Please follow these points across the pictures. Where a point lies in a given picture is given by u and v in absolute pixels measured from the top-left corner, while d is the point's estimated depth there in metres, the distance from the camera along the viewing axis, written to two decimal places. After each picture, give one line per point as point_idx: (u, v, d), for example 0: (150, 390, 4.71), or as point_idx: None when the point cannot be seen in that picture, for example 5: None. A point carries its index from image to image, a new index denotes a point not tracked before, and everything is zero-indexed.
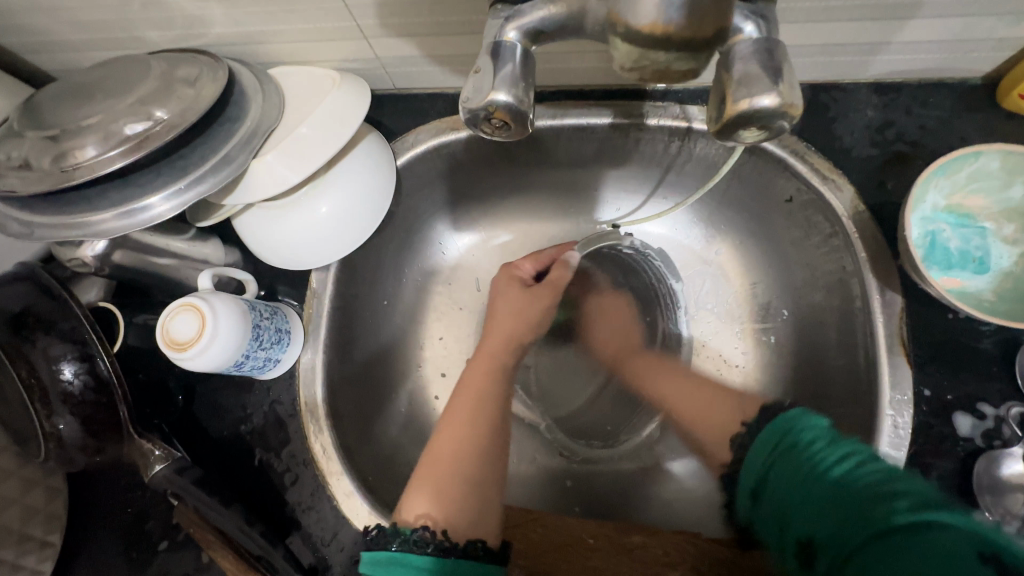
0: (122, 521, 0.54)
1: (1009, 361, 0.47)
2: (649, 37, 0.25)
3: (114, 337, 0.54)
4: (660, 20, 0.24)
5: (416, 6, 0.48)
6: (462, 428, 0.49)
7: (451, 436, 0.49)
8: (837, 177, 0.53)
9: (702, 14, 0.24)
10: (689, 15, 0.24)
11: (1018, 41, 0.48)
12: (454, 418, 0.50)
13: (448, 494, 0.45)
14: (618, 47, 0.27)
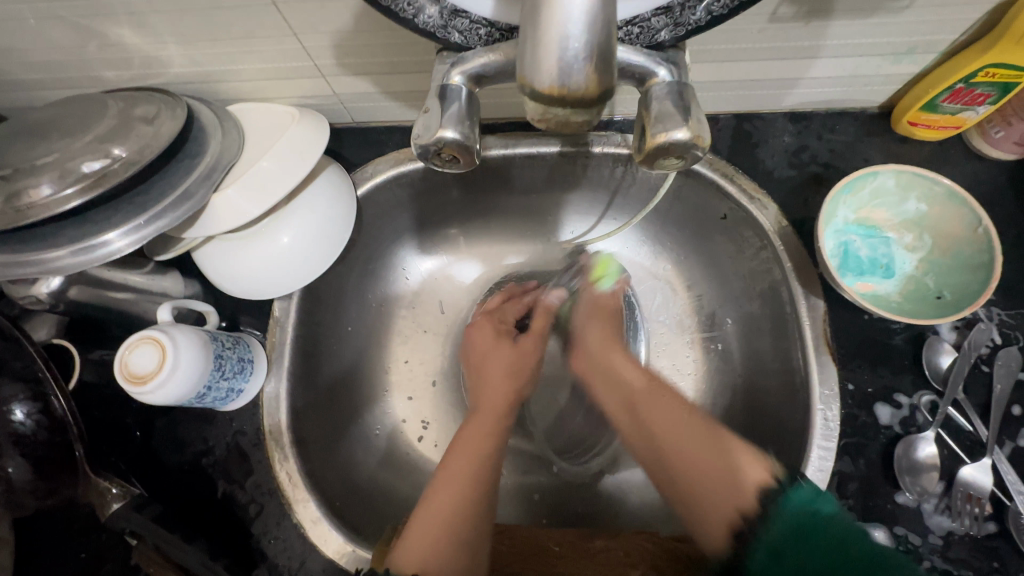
0: (73, 568, 0.52)
1: (918, 354, 0.52)
2: (549, 97, 0.28)
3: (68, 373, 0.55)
4: (557, 84, 0.27)
5: (370, 48, 0.52)
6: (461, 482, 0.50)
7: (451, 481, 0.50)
8: (762, 196, 0.59)
9: (591, 76, 0.27)
10: (580, 77, 0.27)
11: (902, 76, 0.55)
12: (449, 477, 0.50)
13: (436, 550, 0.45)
14: (528, 101, 0.30)
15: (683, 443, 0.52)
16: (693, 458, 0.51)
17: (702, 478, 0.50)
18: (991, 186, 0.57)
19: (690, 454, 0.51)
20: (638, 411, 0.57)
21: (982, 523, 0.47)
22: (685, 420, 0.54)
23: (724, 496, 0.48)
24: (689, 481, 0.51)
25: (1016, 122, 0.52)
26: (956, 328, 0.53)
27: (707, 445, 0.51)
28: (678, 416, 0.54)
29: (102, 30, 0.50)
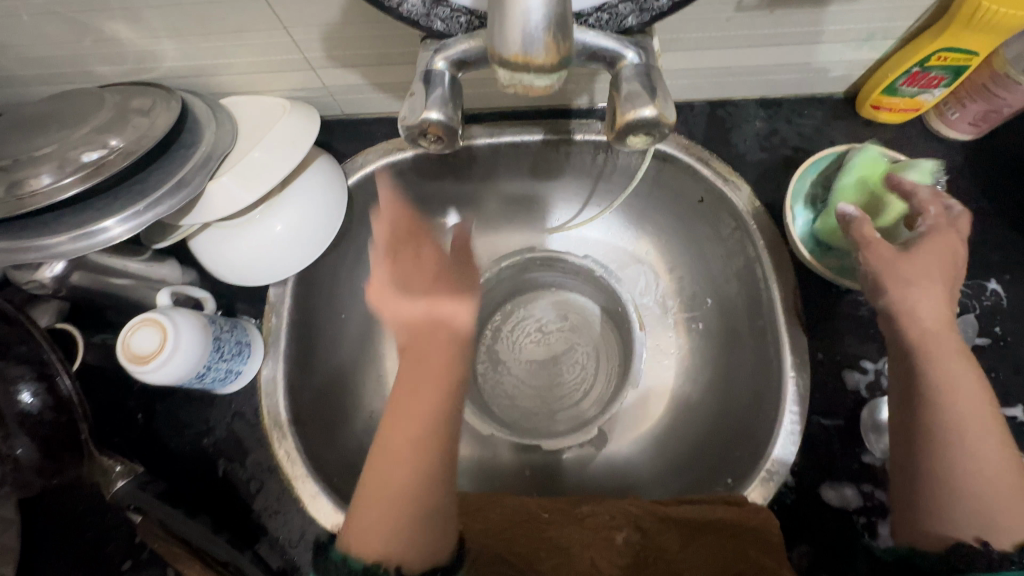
0: (79, 548, 0.54)
1: (883, 324, 0.55)
2: (515, 64, 0.30)
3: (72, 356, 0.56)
4: (521, 51, 0.29)
5: (358, 40, 0.54)
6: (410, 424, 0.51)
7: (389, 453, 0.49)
8: (736, 177, 0.62)
9: (553, 43, 0.29)
10: (542, 44, 0.29)
11: (864, 62, 0.58)
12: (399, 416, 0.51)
13: (402, 528, 0.46)
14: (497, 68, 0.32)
15: (986, 474, 0.43)
16: (1002, 497, 0.42)
17: (998, 504, 0.42)
18: (950, 165, 0.60)
19: (1004, 492, 0.42)
20: (956, 442, 0.44)
21: None
22: (997, 461, 0.43)
23: (990, 529, 0.42)
24: (987, 500, 0.42)
25: (969, 104, 0.56)
26: None
27: (1018, 497, 0.42)
28: (984, 442, 0.44)
29: (97, 26, 0.52)
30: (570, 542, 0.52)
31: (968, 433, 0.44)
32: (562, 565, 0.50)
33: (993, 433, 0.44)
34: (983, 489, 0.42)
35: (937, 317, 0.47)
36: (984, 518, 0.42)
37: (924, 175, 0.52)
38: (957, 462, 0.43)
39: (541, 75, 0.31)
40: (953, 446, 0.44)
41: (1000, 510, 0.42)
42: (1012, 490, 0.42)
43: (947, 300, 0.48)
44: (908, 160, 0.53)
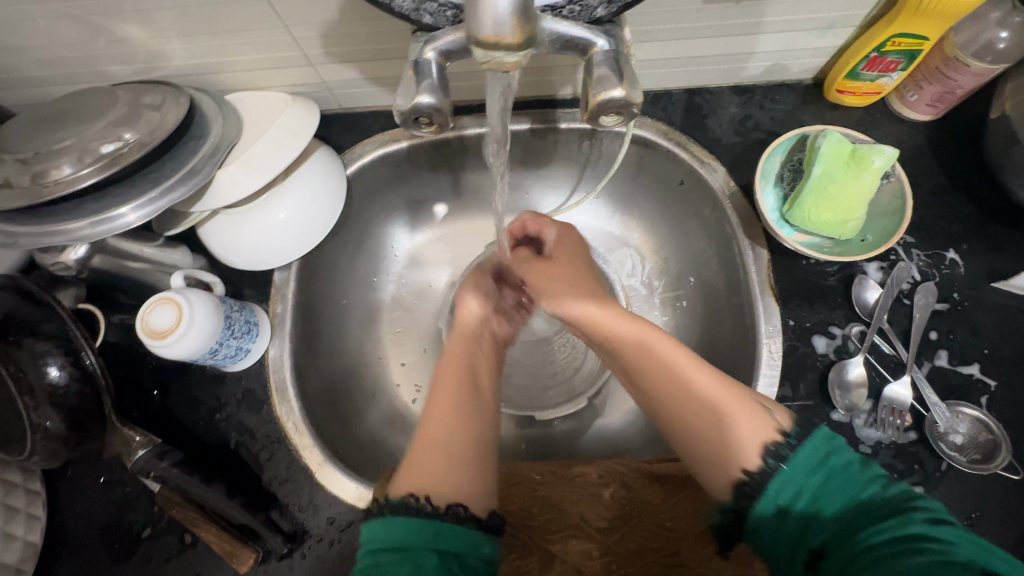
0: (104, 515, 0.58)
1: (849, 292, 0.60)
2: (489, 43, 0.34)
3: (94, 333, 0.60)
4: (495, 32, 0.33)
5: (355, 37, 0.58)
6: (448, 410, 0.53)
7: (438, 429, 0.52)
8: (712, 160, 0.66)
9: (522, 24, 0.33)
10: (512, 25, 0.33)
11: (829, 49, 0.62)
12: (439, 411, 0.53)
13: (452, 478, 0.47)
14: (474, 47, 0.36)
15: (701, 397, 0.48)
16: (713, 421, 0.47)
17: (707, 439, 0.47)
18: (911, 144, 0.64)
19: (723, 404, 0.47)
20: (662, 386, 0.51)
21: (903, 432, 0.55)
22: (709, 386, 0.48)
23: (720, 459, 0.46)
24: (720, 435, 0.46)
25: (926, 86, 0.60)
26: (881, 267, 0.60)
27: (721, 406, 0.47)
28: (685, 367, 0.50)
29: (110, 28, 0.56)
30: (560, 499, 0.56)
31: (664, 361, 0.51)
32: (555, 519, 0.56)
33: (709, 373, 0.49)
34: (707, 435, 0.47)
35: (570, 286, 0.61)
36: (719, 457, 0.46)
37: (888, 160, 0.54)
38: (682, 398, 0.49)
39: (512, 52, 0.34)
40: (675, 385, 0.50)
41: (710, 438, 0.47)
42: (721, 417, 0.46)
43: (574, 288, 0.60)
44: (874, 145, 0.55)
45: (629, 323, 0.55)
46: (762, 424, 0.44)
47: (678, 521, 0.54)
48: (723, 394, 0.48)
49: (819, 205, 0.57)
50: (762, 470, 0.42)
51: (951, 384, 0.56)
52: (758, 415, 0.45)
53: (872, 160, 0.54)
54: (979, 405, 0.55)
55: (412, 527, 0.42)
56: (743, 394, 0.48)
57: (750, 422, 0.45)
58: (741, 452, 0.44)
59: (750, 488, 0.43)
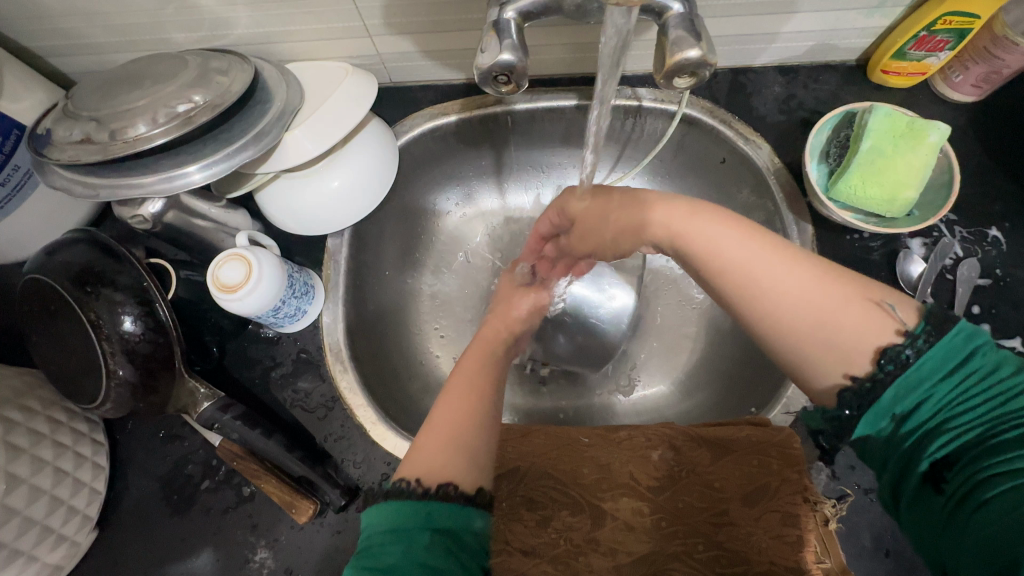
0: (165, 467, 0.60)
1: (893, 267, 0.61)
2: None
3: (168, 285, 0.60)
4: None
5: (416, 7, 0.59)
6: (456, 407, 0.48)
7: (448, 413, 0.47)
8: (757, 138, 0.67)
9: None
10: None
11: (876, 29, 0.63)
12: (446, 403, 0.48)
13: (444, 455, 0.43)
14: None
15: (799, 306, 0.41)
16: (810, 313, 0.41)
17: (814, 331, 0.41)
18: (954, 124, 0.65)
19: (819, 319, 0.41)
20: (753, 282, 0.43)
21: None
22: (805, 278, 0.42)
23: (829, 358, 0.41)
24: (828, 332, 0.40)
25: (973, 66, 0.61)
26: (925, 244, 0.61)
27: (829, 289, 0.41)
28: (788, 291, 0.42)
29: None
30: (609, 460, 0.58)
31: (734, 257, 0.45)
32: (605, 479, 0.57)
33: (788, 256, 0.43)
34: (808, 332, 0.41)
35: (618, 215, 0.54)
36: (835, 352, 0.40)
37: (941, 137, 0.56)
38: (760, 296, 0.43)
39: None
40: (751, 297, 0.44)
41: (816, 338, 0.41)
42: (820, 311, 0.41)
43: (734, 225, 0.46)
44: (928, 120, 0.57)
45: (704, 214, 0.48)
46: (876, 323, 0.39)
47: (726, 482, 0.56)
48: (825, 276, 0.42)
49: (867, 178, 0.58)
50: (874, 377, 0.39)
51: None
52: (872, 313, 0.40)
53: (926, 135, 0.56)
54: None
55: (406, 509, 0.40)
56: (844, 281, 0.42)
57: (874, 326, 0.39)
58: (851, 356, 0.40)
59: (858, 395, 0.39)
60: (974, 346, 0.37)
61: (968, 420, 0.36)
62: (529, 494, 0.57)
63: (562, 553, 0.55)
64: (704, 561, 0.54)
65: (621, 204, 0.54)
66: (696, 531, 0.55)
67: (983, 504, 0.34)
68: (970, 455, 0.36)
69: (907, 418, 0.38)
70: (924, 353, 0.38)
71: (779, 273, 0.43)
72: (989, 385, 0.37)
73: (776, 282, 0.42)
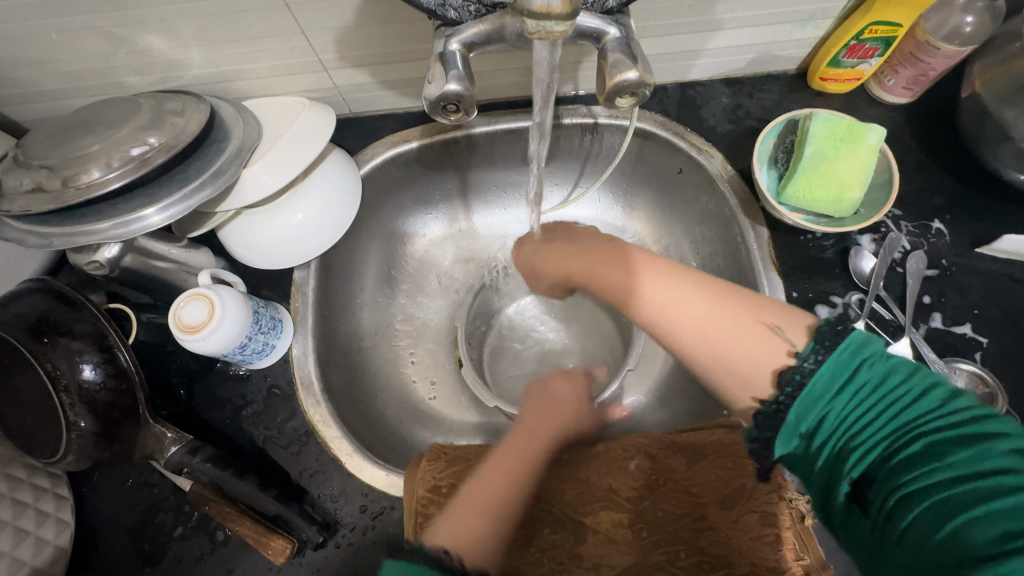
0: (133, 517, 0.58)
1: (846, 263, 0.63)
2: (540, 15, 0.33)
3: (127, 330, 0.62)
4: (546, 3, 0.33)
5: (368, 41, 0.61)
6: (489, 490, 0.52)
7: (490, 488, 0.52)
8: (709, 148, 0.69)
9: None
10: None
11: (810, 39, 0.67)
12: (483, 487, 0.52)
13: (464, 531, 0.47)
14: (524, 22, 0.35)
15: (703, 340, 0.50)
16: (715, 345, 0.49)
17: (717, 362, 0.49)
18: (890, 124, 0.69)
19: (722, 350, 0.48)
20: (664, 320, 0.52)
21: None
22: (706, 314, 0.50)
23: (738, 385, 0.48)
24: (732, 361, 0.48)
25: (901, 70, 0.64)
26: (874, 239, 0.64)
27: (729, 321, 0.49)
28: (693, 329, 0.50)
29: (132, 38, 0.58)
30: (588, 474, 0.59)
31: (647, 300, 0.53)
32: (584, 493, 0.58)
33: (693, 293, 0.52)
34: (718, 363, 0.49)
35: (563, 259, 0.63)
36: (738, 379, 0.48)
37: (879, 139, 0.59)
38: (672, 334, 0.52)
39: (561, 22, 0.34)
40: (669, 335, 0.52)
41: (722, 367, 0.48)
42: (725, 341, 0.48)
43: (649, 267, 0.56)
44: (864, 123, 0.60)
45: (627, 259, 0.57)
46: (769, 349, 0.46)
47: (704, 486, 0.57)
48: (726, 310, 0.49)
49: (813, 182, 0.60)
50: (779, 398, 0.44)
51: (947, 343, 0.59)
52: (770, 339, 0.47)
53: (865, 137, 0.59)
54: (974, 361, 0.58)
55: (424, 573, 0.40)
56: (744, 313, 0.49)
57: (770, 352, 0.46)
58: (755, 382, 0.46)
59: (773, 418, 0.44)
60: (862, 355, 0.41)
61: (872, 436, 0.40)
62: None
63: (546, 571, 0.54)
64: (687, 569, 0.54)
65: (569, 253, 0.63)
66: (679, 539, 0.55)
67: (904, 524, 0.36)
68: (884, 472, 0.38)
69: (816, 435, 0.42)
70: (815, 372, 0.42)
71: (685, 311, 0.51)
72: (879, 395, 0.40)
73: (683, 320, 0.51)
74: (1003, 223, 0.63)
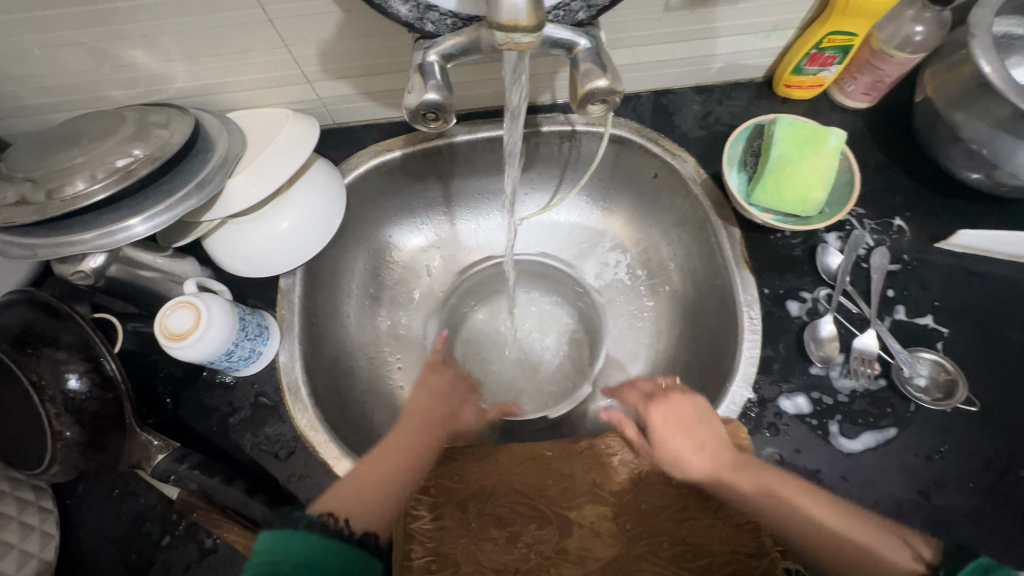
0: (119, 527, 0.58)
1: (814, 260, 0.66)
2: (507, 27, 0.35)
3: (113, 339, 0.60)
4: (512, 16, 0.35)
5: (350, 54, 0.63)
6: (407, 442, 0.59)
7: (385, 464, 0.55)
8: (682, 153, 0.72)
9: (537, 3, 0.35)
10: (532, 6, 0.35)
11: (774, 49, 0.70)
12: (397, 440, 0.59)
13: (362, 503, 0.51)
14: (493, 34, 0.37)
15: (834, 547, 0.48)
16: (859, 565, 0.47)
17: (854, 563, 0.48)
18: (852, 128, 0.72)
19: (841, 552, 0.48)
20: (813, 514, 0.50)
21: (874, 380, 0.60)
22: (841, 527, 0.49)
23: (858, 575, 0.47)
24: (858, 561, 0.47)
25: (859, 76, 0.68)
26: (839, 237, 0.67)
27: (857, 554, 0.48)
28: (827, 539, 0.49)
29: (117, 53, 0.59)
30: (573, 469, 0.60)
31: (769, 498, 0.51)
32: (569, 488, 0.60)
33: (835, 513, 0.50)
34: (852, 556, 0.48)
35: (704, 455, 0.55)
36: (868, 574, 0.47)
37: (839, 141, 0.62)
38: (795, 513, 0.50)
39: (528, 34, 0.36)
40: (803, 534, 0.50)
41: (859, 562, 0.47)
42: (842, 545, 0.48)
43: (801, 489, 0.51)
44: (825, 127, 0.63)
45: (769, 474, 0.52)
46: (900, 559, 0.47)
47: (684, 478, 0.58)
48: (859, 531, 0.48)
49: (780, 183, 0.63)
50: None
51: (911, 334, 0.62)
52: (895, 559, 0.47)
53: (826, 140, 0.62)
54: (936, 349, 0.61)
55: (299, 544, 0.45)
56: (871, 532, 0.49)
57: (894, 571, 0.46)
58: None
59: None
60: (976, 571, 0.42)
61: None
62: (498, 512, 0.59)
63: (534, 566, 0.56)
64: (671, 559, 0.56)
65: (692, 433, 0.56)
66: (662, 530, 0.57)
67: None
68: None
69: None
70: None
71: (799, 529, 0.50)
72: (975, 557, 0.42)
73: (800, 531, 0.50)
74: (959, 219, 0.67)
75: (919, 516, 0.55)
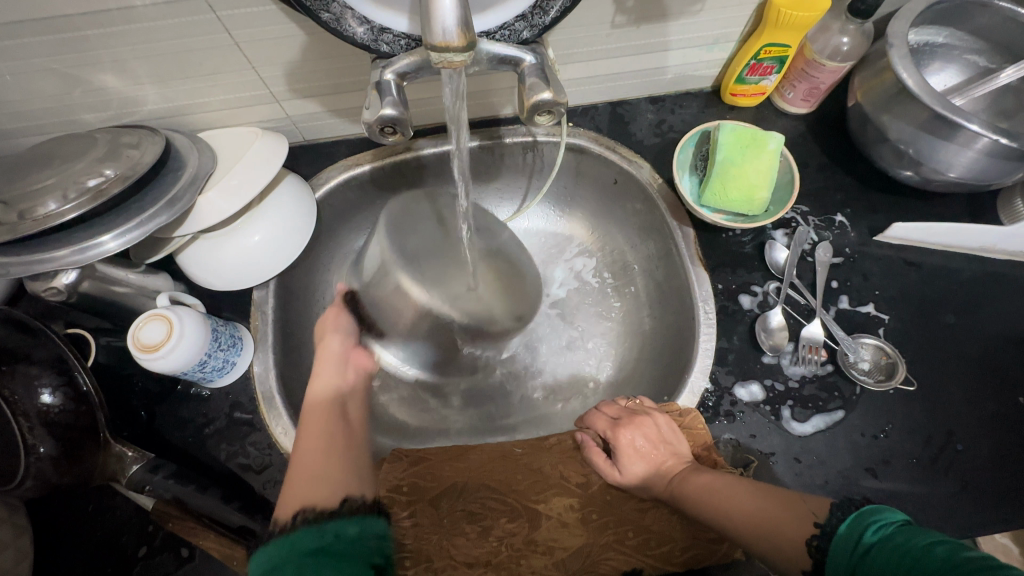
0: (94, 541, 0.58)
1: (763, 256, 0.70)
2: (443, 48, 0.38)
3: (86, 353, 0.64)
4: (445, 38, 0.38)
5: (316, 73, 0.66)
6: (320, 425, 0.58)
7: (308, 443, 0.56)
8: (638, 159, 0.76)
9: (467, 25, 0.38)
10: (464, 28, 0.38)
11: (718, 61, 0.75)
12: (311, 423, 0.59)
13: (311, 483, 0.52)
14: (431, 55, 0.40)
15: (746, 520, 0.47)
16: (755, 529, 0.47)
17: (755, 533, 0.46)
18: (795, 133, 0.77)
19: (751, 519, 0.47)
20: (719, 507, 0.50)
21: (822, 366, 0.64)
22: (748, 498, 0.49)
23: (773, 548, 0.45)
24: (767, 530, 0.46)
25: (798, 84, 0.73)
26: (786, 233, 0.71)
27: (767, 513, 0.47)
28: (737, 516, 0.48)
29: (87, 78, 0.61)
30: (541, 464, 0.63)
31: (697, 490, 0.53)
32: (538, 482, 0.62)
33: (739, 486, 0.51)
34: (748, 530, 0.47)
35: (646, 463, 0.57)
36: (772, 545, 0.45)
37: (778, 144, 0.67)
38: (717, 503, 0.50)
39: (460, 54, 0.39)
40: (720, 517, 0.50)
41: (755, 534, 0.46)
42: (759, 518, 0.47)
43: (716, 481, 0.52)
44: (764, 131, 0.67)
45: (702, 477, 0.54)
46: (787, 521, 0.45)
47: None
48: (777, 500, 0.47)
49: (727, 184, 0.67)
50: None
51: (855, 322, 0.66)
52: (799, 513, 0.45)
53: (766, 143, 0.67)
54: (878, 335, 0.66)
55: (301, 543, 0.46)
56: (780, 494, 0.48)
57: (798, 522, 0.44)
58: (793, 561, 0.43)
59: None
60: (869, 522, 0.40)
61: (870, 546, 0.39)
62: (469, 508, 0.61)
63: (504, 558, 0.59)
64: (636, 546, 0.58)
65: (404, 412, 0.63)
66: (626, 519, 0.59)
67: None
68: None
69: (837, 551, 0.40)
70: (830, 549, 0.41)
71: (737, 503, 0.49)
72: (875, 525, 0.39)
73: (725, 507, 0.49)
74: (895, 213, 0.72)
75: (867, 493, 0.59)
